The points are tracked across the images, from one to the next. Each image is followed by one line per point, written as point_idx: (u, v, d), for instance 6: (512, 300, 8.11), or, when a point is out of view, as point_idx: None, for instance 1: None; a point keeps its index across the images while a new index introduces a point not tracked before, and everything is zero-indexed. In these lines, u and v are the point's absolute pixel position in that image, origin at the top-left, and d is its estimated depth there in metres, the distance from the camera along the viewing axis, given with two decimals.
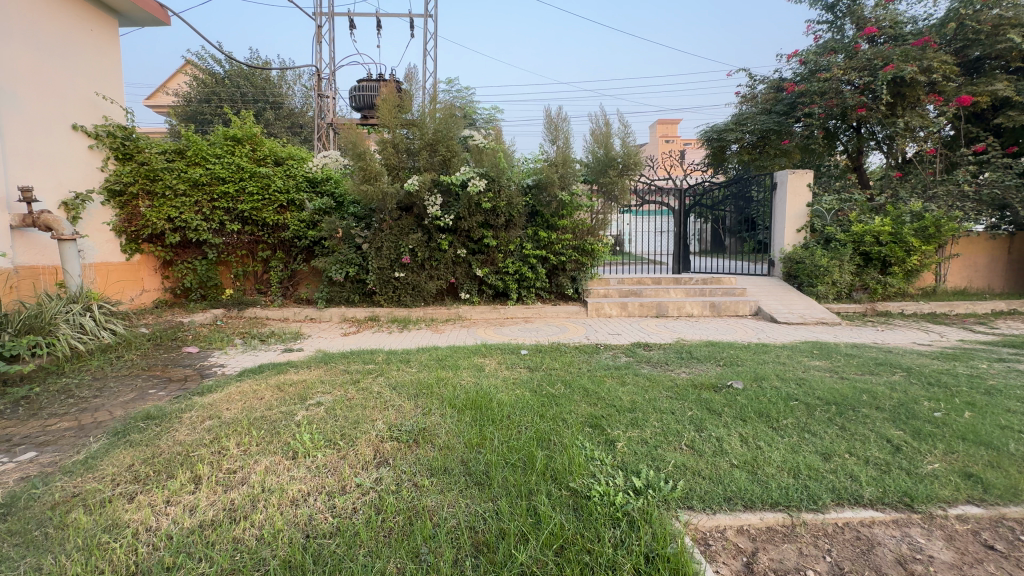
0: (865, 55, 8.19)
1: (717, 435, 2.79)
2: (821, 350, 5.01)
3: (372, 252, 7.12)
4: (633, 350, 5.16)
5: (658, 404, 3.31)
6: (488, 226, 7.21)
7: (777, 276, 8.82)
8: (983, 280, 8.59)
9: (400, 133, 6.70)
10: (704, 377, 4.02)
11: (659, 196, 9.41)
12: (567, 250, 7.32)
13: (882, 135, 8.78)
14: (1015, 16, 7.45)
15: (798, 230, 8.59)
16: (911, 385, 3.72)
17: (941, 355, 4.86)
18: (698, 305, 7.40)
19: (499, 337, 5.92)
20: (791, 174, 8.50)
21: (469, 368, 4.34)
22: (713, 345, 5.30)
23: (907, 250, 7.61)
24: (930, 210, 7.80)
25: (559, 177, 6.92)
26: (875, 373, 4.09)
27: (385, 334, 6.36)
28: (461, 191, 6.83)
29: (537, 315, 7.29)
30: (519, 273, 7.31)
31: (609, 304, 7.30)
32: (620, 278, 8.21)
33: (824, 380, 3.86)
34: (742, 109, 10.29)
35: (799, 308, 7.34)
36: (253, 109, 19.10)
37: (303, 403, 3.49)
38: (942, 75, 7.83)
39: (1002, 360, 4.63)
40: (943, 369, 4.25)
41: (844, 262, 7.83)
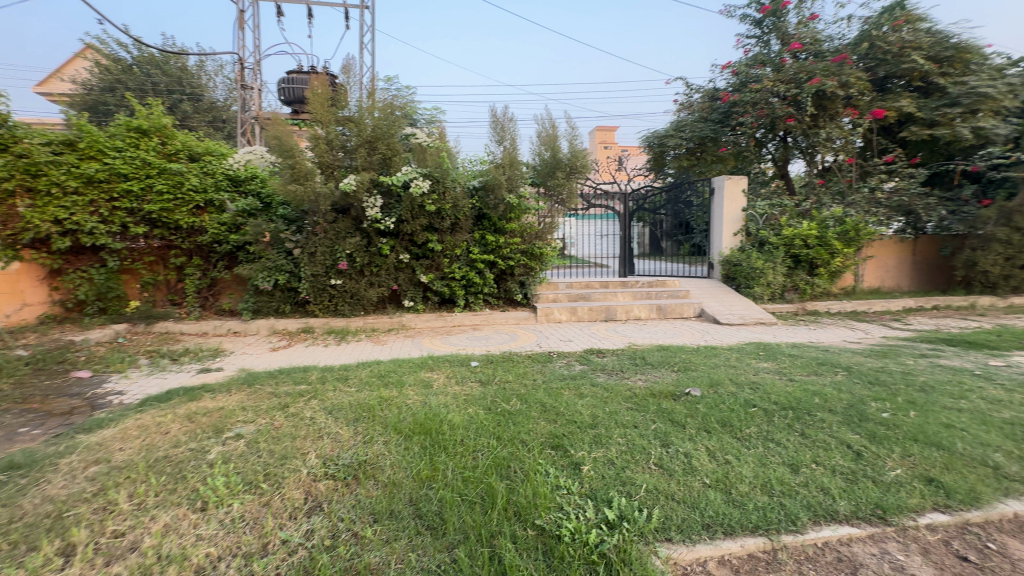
0: (790, 69, 8.68)
1: (683, 450, 2.65)
2: (766, 351, 5.11)
3: (305, 258, 6.52)
4: (587, 357, 5.02)
5: (619, 417, 3.15)
6: (432, 230, 6.84)
7: (716, 278, 9.11)
8: (893, 279, 9.36)
9: (335, 129, 6.21)
10: (661, 385, 3.92)
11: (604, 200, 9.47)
12: (516, 254, 7.10)
13: (805, 144, 9.33)
14: (915, 40, 8.45)
15: (734, 233, 8.92)
16: (855, 385, 3.82)
17: (872, 352, 5.12)
18: (645, 308, 7.44)
19: (446, 348, 5.57)
20: (728, 180, 8.83)
21: (415, 384, 3.97)
22: (665, 349, 5.27)
23: (832, 253, 8.11)
24: (850, 215, 8.36)
25: (506, 178, 6.71)
26: (819, 374, 4.18)
27: (321, 348, 5.82)
28: (403, 192, 6.42)
29: (485, 322, 7.01)
30: (466, 279, 7.00)
31: (558, 309, 7.16)
32: (569, 282, 8.12)
33: (776, 383, 3.88)
34: (680, 116, 10.60)
35: (739, 309, 7.59)
36: (167, 100, 17.36)
37: (218, 436, 2.98)
38: (858, 90, 8.43)
39: (924, 356, 4.93)
40: (877, 367, 4.45)
41: (777, 264, 8.21)
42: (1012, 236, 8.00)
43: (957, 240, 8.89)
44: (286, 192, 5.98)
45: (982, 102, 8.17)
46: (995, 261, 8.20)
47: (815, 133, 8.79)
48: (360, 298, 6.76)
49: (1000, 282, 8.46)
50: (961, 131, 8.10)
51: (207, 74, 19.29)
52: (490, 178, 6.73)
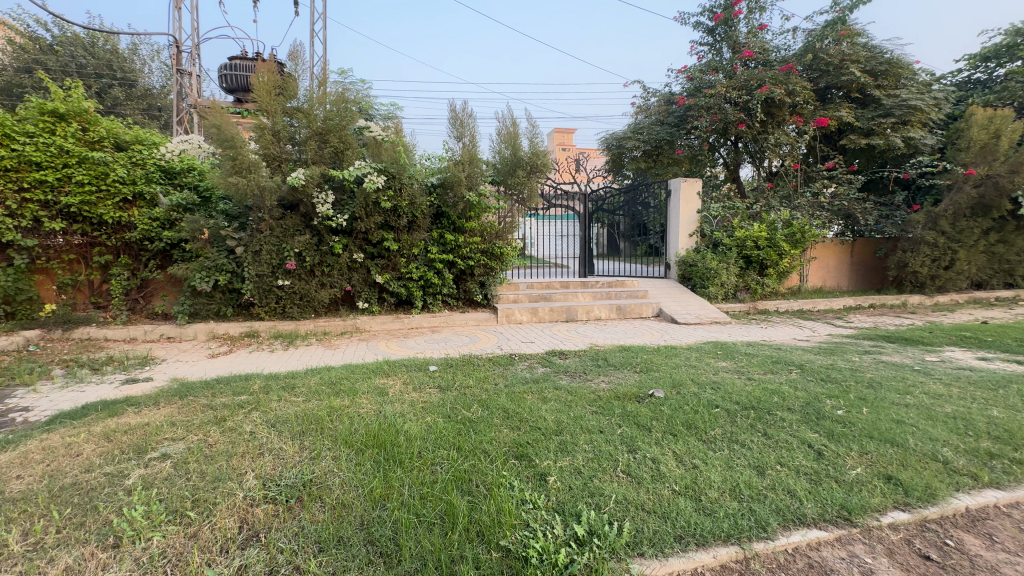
0: (741, 76, 8.98)
1: (651, 455, 2.57)
2: (723, 350, 5.19)
3: (249, 257, 6.06)
4: (549, 359, 4.91)
5: (583, 422, 3.04)
6: (388, 228, 6.54)
7: (673, 278, 9.29)
8: (833, 279, 9.87)
9: (282, 120, 5.82)
10: (624, 387, 3.86)
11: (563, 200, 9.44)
12: (475, 254, 6.93)
13: (755, 150, 9.67)
14: (853, 54, 8.91)
15: (690, 234, 9.12)
16: (809, 383, 3.91)
17: (821, 349, 5.31)
18: (606, 308, 7.45)
19: (403, 351, 5.32)
20: (684, 182, 9.02)
21: (369, 392, 3.72)
22: (626, 350, 5.25)
23: (780, 254, 8.44)
24: (796, 218, 8.73)
25: (465, 176, 6.51)
26: (775, 372, 4.26)
27: (266, 353, 5.41)
28: (357, 188, 6.09)
29: (444, 324, 6.79)
30: (424, 279, 6.76)
31: (519, 310, 7.05)
32: (530, 282, 8.03)
33: (736, 383, 3.91)
34: (637, 119, 10.76)
35: (695, 308, 7.74)
36: (95, 84, 15.94)
37: (139, 458, 2.63)
38: (803, 98, 8.82)
39: (868, 353, 5.16)
40: (827, 364, 4.59)
41: (730, 265, 8.45)
42: (938, 239, 8.61)
43: (891, 243, 9.50)
44: (227, 185, 5.53)
45: (912, 114, 8.74)
46: (923, 262, 8.81)
47: (764, 139, 9.12)
48: (310, 299, 6.37)
49: (928, 282, 9.09)
50: (894, 140, 8.63)
51: (141, 58, 17.88)
52: (448, 176, 6.52)
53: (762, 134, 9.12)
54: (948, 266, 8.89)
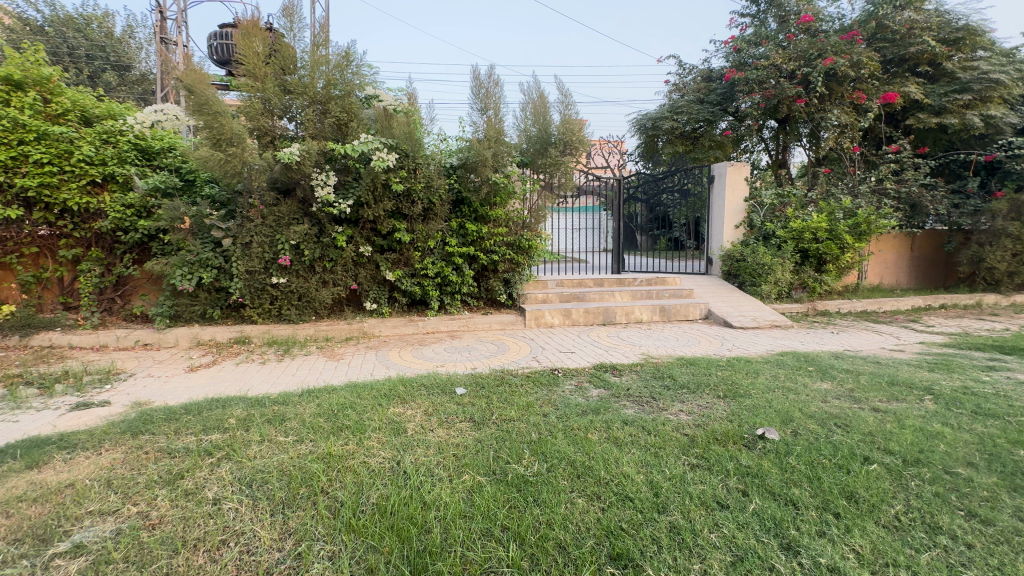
0: (795, 47, 7.92)
1: (826, 563, 1.65)
2: (813, 366, 4.22)
3: (239, 249, 5.18)
4: (600, 377, 3.99)
5: (690, 489, 2.11)
6: (400, 216, 5.62)
7: (716, 275, 8.32)
8: (892, 276, 8.86)
9: (276, 86, 4.87)
10: (717, 422, 2.92)
11: (595, 188, 8.45)
12: (500, 247, 6.00)
13: (807, 130, 8.63)
14: (924, 20, 7.78)
15: (736, 226, 8.14)
16: (961, 418, 2.96)
17: (930, 365, 4.35)
18: (648, 310, 6.50)
19: (420, 365, 4.41)
20: (730, 166, 8.03)
21: (380, 428, 2.80)
22: (691, 364, 4.31)
23: (842, 248, 7.44)
24: (859, 207, 7.71)
25: (491, 155, 5.53)
26: (902, 399, 3.32)
27: (256, 365, 4.53)
28: (363, 168, 5.17)
29: (464, 328, 5.89)
30: (440, 276, 5.84)
31: (550, 312, 6.13)
32: (559, 280, 7.08)
33: (863, 416, 2.97)
34: (672, 98, 9.78)
35: (749, 310, 6.78)
36: (88, 68, 15.10)
37: (36, 556, 1.75)
38: (868, 71, 7.73)
39: (994, 370, 4.18)
40: (959, 387, 3.63)
41: (785, 260, 7.46)
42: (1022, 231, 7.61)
43: (961, 235, 8.50)
44: (204, 161, 4.57)
45: (993, 89, 7.65)
46: (1002, 257, 7.80)
47: (821, 118, 8.06)
48: (310, 299, 5.46)
49: (1005, 279, 8.07)
50: (973, 119, 7.57)
51: (137, 43, 17.03)
52: (470, 156, 5.58)
53: (818, 111, 8.08)
54: None
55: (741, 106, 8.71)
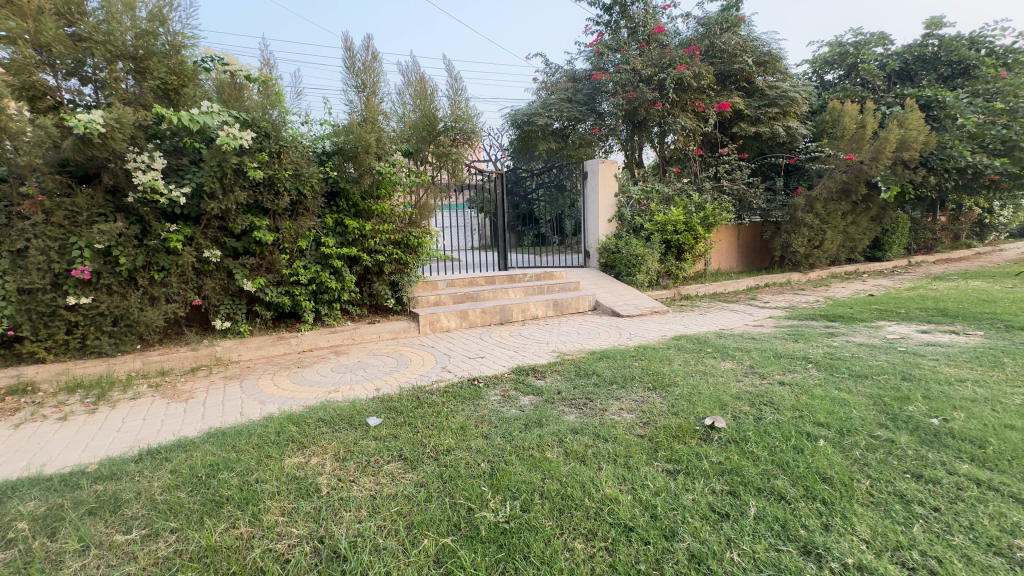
0: (650, 55, 8.57)
1: (853, 562, 1.56)
2: (710, 347, 4.50)
3: (6, 259, 3.60)
4: (522, 381, 3.68)
5: (684, 502, 1.90)
6: (259, 211, 4.55)
7: (594, 267, 8.73)
8: (730, 261, 10.40)
9: (57, 28, 3.46)
10: (664, 419, 2.81)
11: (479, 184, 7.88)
12: (385, 246, 5.29)
13: (657, 131, 9.35)
14: (743, 42, 9.05)
15: (610, 220, 8.61)
16: (846, 381, 3.35)
17: (790, 336, 5.01)
18: (542, 305, 6.42)
19: (308, 393, 3.58)
20: (602, 163, 8.45)
21: (279, 492, 2.06)
22: (606, 358, 4.24)
23: (696, 238, 8.37)
24: (705, 202, 8.76)
25: (373, 139, 4.82)
26: (794, 370, 3.67)
27: (52, 422, 3.17)
28: (204, 148, 4.02)
29: (350, 341, 5.07)
30: (315, 283, 4.94)
31: (446, 314, 5.65)
32: (449, 279, 6.59)
33: (777, 391, 3.17)
34: (542, 95, 10.00)
35: (631, 298, 7.17)
36: None
37: None
38: (707, 83, 8.70)
39: (836, 336, 4.97)
40: (824, 354, 4.18)
41: (654, 251, 8.11)
42: (814, 222, 9.52)
43: (773, 225, 10.45)
44: None
45: (791, 105, 9.30)
46: (802, 242, 9.69)
47: (670, 123, 8.76)
48: (131, 323, 4.08)
49: (804, 260, 10.02)
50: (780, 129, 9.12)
51: None
52: (346, 141, 4.77)
53: (667, 114, 8.73)
54: (818, 246, 9.94)
55: (605, 107, 9.22)
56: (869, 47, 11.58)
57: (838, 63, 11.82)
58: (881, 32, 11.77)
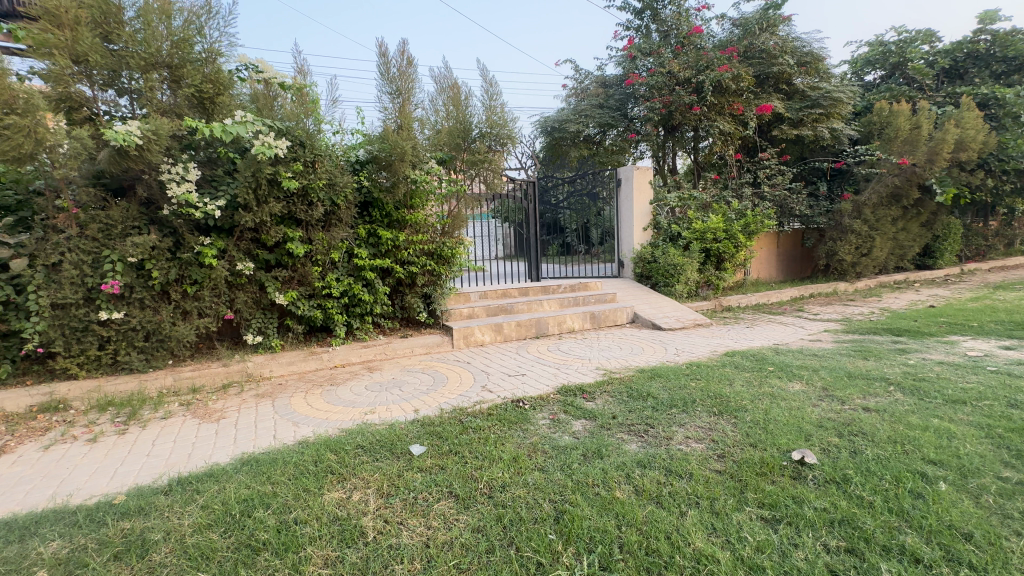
0: (687, 57, 8.32)
1: None
2: (771, 366, 4.14)
3: (41, 273, 3.53)
4: (571, 403, 3.40)
5: (796, 563, 1.60)
6: (292, 223, 4.42)
7: (629, 277, 8.41)
8: (769, 270, 9.93)
9: (95, 38, 3.40)
10: (741, 452, 2.49)
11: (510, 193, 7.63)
12: (418, 257, 5.10)
13: (692, 136, 9.01)
14: (784, 42, 8.66)
15: (645, 228, 8.30)
16: (942, 408, 2.97)
17: (857, 353, 4.59)
18: (579, 318, 6.14)
19: (343, 414, 3.38)
20: (636, 170, 8.16)
21: (321, 538, 1.84)
22: (658, 377, 3.92)
23: (736, 246, 7.98)
24: (746, 209, 8.37)
25: (408, 147, 4.64)
26: (875, 394, 3.29)
27: (83, 444, 3.03)
28: (238, 158, 3.91)
29: (382, 356, 4.88)
30: (348, 296, 4.78)
31: (480, 328, 5.42)
32: (482, 291, 6.37)
33: (864, 420, 2.82)
34: (571, 102, 9.79)
35: (671, 310, 6.82)
36: None
37: None
38: (746, 85, 8.34)
39: (908, 353, 4.54)
40: (903, 374, 3.78)
41: (693, 260, 7.74)
42: (862, 228, 9.00)
43: (816, 233, 9.82)
44: None
45: (836, 106, 8.84)
46: (849, 250, 9.18)
47: (707, 127, 8.41)
48: (162, 338, 3.97)
49: (850, 269, 9.49)
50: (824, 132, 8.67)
51: None
52: (381, 149, 4.63)
53: (705, 118, 8.38)
54: (866, 254, 9.40)
55: (637, 112, 8.94)
56: (915, 45, 11.01)
57: (881, 63, 11.29)
58: (927, 29, 11.20)
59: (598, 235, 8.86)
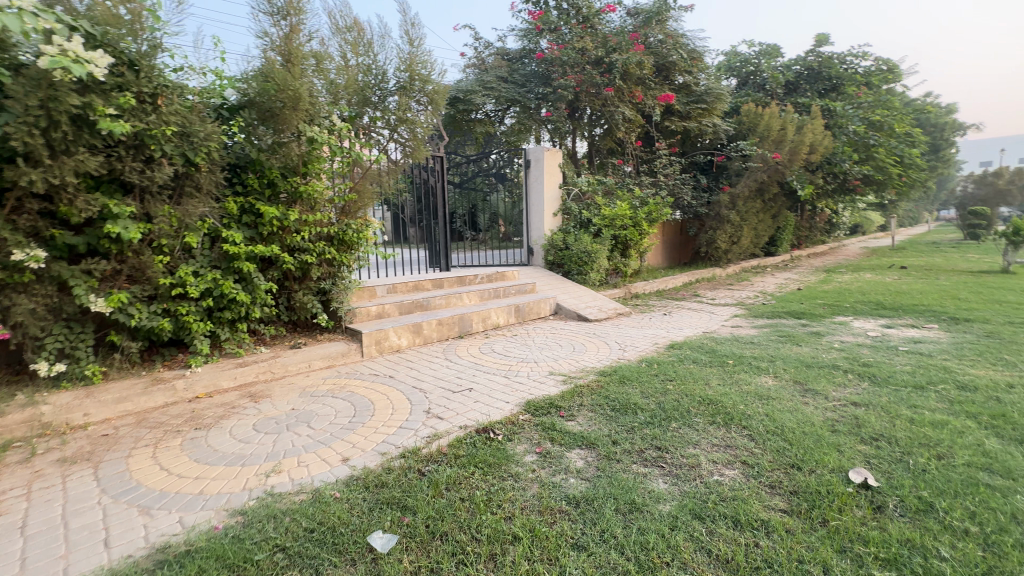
0: (594, 37, 8.07)
1: None
2: (729, 359, 3.95)
3: None
4: (552, 425, 2.73)
5: None
6: (117, 189, 2.92)
7: (539, 265, 8.02)
8: (660, 257, 10.53)
9: None
10: (790, 478, 2.07)
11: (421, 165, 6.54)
12: (314, 242, 3.89)
13: (594, 121, 8.88)
14: (679, 33, 8.85)
15: (554, 214, 7.95)
16: (913, 396, 2.99)
17: (784, 338, 4.73)
18: (504, 312, 5.47)
19: (230, 480, 2.22)
20: (546, 151, 7.72)
21: None
22: (627, 380, 3.46)
23: (641, 233, 8.06)
24: (646, 197, 8.51)
25: (302, 92, 3.43)
26: (845, 384, 3.24)
27: None
28: (8, 75, 2.36)
29: (269, 375, 3.62)
30: (212, 296, 3.39)
31: (396, 330, 4.41)
32: (389, 284, 5.29)
33: (865, 417, 2.66)
34: (470, 74, 8.95)
35: (591, 300, 6.54)
36: None
37: None
38: (648, 73, 8.38)
39: (824, 336, 4.81)
40: (845, 360, 3.87)
41: (604, 247, 7.60)
42: (735, 218, 9.90)
43: (698, 222, 10.60)
44: None
45: (718, 102, 9.42)
46: (724, 238, 10.06)
47: (612, 112, 8.29)
48: None
49: (723, 255, 10.45)
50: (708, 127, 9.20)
51: None
52: (262, 92, 3.36)
53: (609, 102, 8.25)
54: (736, 241, 10.41)
55: (544, 90, 8.44)
56: (767, 57, 12.43)
57: (739, 71, 12.58)
58: (773, 45, 12.76)
59: (486, 221, 8.22)
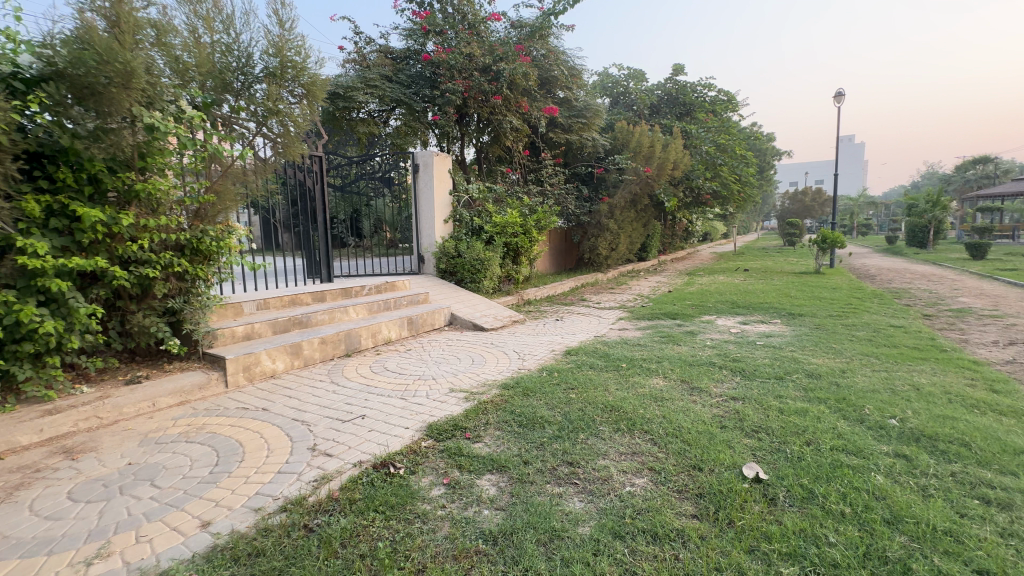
0: (481, 44, 8.05)
1: None
2: (622, 362, 4.12)
3: None
4: (458, 450, 2.53)
5: None
6: None
7: (430, 273, 7.61)
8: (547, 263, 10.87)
9: None
10: (694, 481, 2.14)
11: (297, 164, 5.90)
12: (158, 251, 3.18)
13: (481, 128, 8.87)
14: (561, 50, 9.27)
15: (445, 221, 7.72)
16: (776, 386, 3.38)
17: (665, 339, 5.11)
18: (395, 325, 5.10)
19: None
20: (436, 155, 7.45)
21: None
22: (531, 391, 3.39)
23: (531, 240, 8.22)
24: (534, 205, 8.72)
25: (135, 66, 2.78)
26: (723, 380, 3.56)
27: None
28: None
29: (92, 422, 2.84)
30: (2, 325, 2.53)
31: (269, 353, 3.83)
32: (259, 299, 4.60)
33: (745, 411, 2.92)
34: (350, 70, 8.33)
35: (486, 308, 6.45)
36: None
37: None
38: (533, 85, 8.61)
39: (697, 334, 5.30)
40: (718, 356, 4.29)
41: (496, 255, 7.59)
42: (613, 227, 10.64)
43: (581, 229, 11.16)
44: None
45: (595, 117, 10.05)
46: (604, 245, 10.74)
47: (500, 121, 8.35)
48: None
49: (604, 261, 11.16)
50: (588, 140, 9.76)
51: None
52: (77, 63, 2.64)
53: (497, 111, 8.30)
54: (614, 248, 11.20)
55: (431, 93, 8.18)
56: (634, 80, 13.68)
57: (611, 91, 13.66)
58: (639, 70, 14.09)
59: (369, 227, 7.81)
